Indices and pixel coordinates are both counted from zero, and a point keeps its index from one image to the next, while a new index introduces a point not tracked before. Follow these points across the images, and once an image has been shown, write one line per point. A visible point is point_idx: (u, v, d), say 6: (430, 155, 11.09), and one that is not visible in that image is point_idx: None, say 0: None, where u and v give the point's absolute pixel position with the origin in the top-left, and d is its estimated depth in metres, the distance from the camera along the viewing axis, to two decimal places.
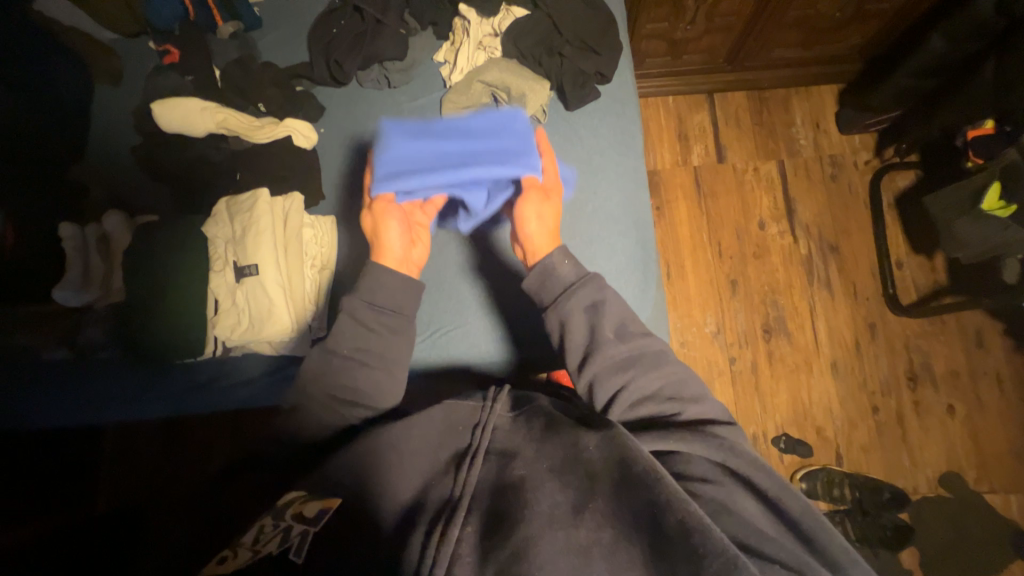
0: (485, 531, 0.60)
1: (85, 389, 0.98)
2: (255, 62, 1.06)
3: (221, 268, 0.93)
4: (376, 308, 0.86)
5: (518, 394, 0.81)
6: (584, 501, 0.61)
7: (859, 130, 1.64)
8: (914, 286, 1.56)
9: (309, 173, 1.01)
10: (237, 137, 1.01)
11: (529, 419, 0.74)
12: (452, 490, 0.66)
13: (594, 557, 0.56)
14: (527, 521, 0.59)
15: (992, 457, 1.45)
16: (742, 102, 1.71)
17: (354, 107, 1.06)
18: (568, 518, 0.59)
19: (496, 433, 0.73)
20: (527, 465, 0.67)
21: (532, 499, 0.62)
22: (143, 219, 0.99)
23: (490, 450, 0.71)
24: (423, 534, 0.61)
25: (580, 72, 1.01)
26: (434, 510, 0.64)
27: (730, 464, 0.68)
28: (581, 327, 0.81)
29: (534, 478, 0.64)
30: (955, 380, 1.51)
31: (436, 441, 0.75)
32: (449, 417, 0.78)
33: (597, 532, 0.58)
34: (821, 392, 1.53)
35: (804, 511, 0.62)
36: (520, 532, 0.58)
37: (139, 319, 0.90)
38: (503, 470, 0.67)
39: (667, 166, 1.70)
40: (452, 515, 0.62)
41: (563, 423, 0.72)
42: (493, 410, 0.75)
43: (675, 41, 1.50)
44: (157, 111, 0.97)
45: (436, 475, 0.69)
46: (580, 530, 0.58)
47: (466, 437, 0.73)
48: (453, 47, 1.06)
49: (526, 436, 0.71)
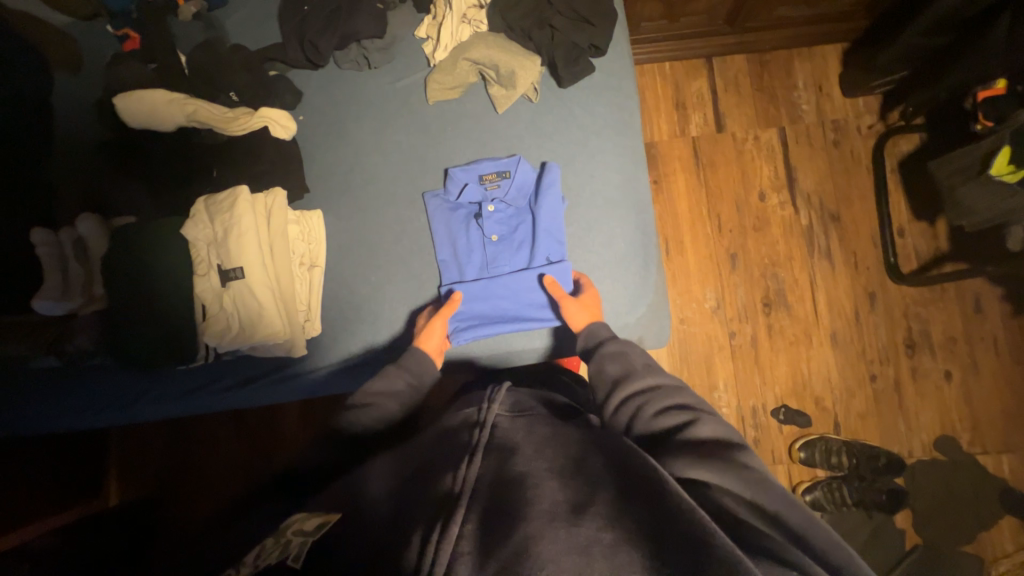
0: (483, 527, 0.54)
1: (77, 396, 0.96)
2: (223, 45, 0.99)
3: (206, 272, 0.89)
4: (405, 374, 0.85)
5: (517, 394, 0.79)
6: (586, 497, 0.56)
7: (863, 92, 1.58)
8: (915, 254, 1.54)
9: (290, 165, 0.96)
10: (210, 129, 0.96)
11: (529, 421, 0.72)
12: (450, 487, 0.59)
13: (597, 557, 0.49)
14: (527, 518, 0.53)
15: (985, 419, 1.48)
16: (741, 66, 1.64)
17: (334, 91, 1.00)
18: (568, 517, 0.53)
19: (496, 431, 0.69)
20: (528, 462, 0.62)
21: (533, 496, 0.56)
22: (119, 221, 0.94)
23: (490, 446, 0.66)
24: (421, 535, 0.53)
25: (572, 44, 0.94)
26: (435, 503, 0.57)
27: (745, 489, 0.59)
28: (615, 362, 0.82)
29: (534, 475, 0.60)
30: (953, 346, 1.51)
31: (434, 442, 0.71)
32: (447, 425, 0.74)
33: (601, 531, 0.52)
34: (820, 362, 1.54)
35: (828, 547, 0.52)
36: (520, 530, 0.52)
37: (124, 325, 0.88)
38: (502, 465, 0.62)
39: (664, 137, 1.64)
40: (451, 509, 0.55)
41: (562, 429, 0.71)
42: (491, 409, 0.73)
43: (671, 2, 1.40)
44: (119, 105, 0.92)
45: (436, 472, 0.63)
46: (582, 529, 0.52)
47: (467, 436, 0.69)
48: (435, 21, 0.99)
49: (526, 435, 0.68)
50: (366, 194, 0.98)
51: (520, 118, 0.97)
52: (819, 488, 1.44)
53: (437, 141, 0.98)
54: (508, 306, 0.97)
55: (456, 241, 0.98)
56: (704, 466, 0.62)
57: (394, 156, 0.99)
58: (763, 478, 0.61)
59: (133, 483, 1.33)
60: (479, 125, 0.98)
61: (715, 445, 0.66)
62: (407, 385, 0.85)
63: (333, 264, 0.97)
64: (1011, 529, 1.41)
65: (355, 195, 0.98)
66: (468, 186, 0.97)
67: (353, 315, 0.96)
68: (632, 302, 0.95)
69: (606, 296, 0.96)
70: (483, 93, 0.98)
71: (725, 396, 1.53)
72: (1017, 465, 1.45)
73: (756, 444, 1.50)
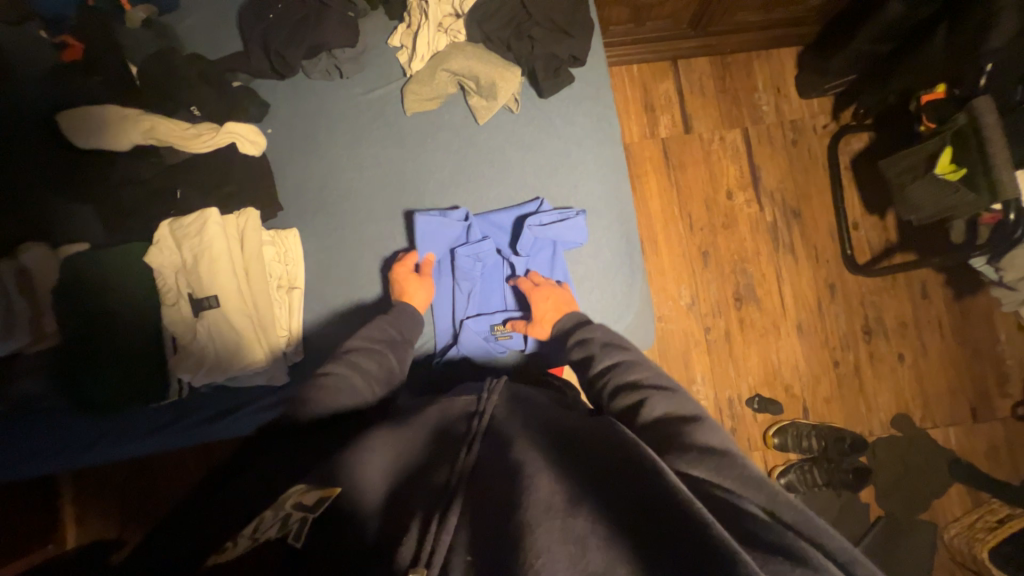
0: (474, 522, 0.51)
1: (21, 446, 0.86)
2: (179, 55, 0.93)
3: (174, 301, 0.85)
4: (394, 326, 0.86)
5: (515, 387, 0.76)
6: (584, 485, 0.52)
7: (817, 94, 1.66)
8: (868, 245, 1.64)
9: (262, 182, 0.92)
10: (169, 146, 0.89)
11: (528, 417, 0.68)
12: (448, 477, 0.57)
13: (591, 547, 0.45)
14: (523, 506, 0.49)
15: (934, 396, 1.61)
16: (705, 69, 1.69)
17: (304, 103, 0.96)
18: (564, 507, 0.49)
19: (494, 422, 0.66)
20: (524, 450, 0.59)
21: (529, 485, 0.52)
22: (71, 249, 0.87)
23: (488, 437, 0.63)
24: (419, 525, 0.51)
25: (551, 55, 0.94)
26: (429, 495, 0.55)
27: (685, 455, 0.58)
28: (577, 349, 0.82)
29: (531, 463, 0.55)
30: (904, 330, 1.63)
31: (430, 434, 0.68)
32: (429, 419, 0.72)
33: (595, 522, 0.48)
34: (789, 352, 1.62)
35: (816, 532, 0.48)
36: (514, 521, 0.48)
37: (88, 362, 0.83)
38: (500, 455, 0.59)
39: (635, 138, 1.67)
40: (448, 500, 0.53)
41: (565, 418, 0.68)
42: (489, 402, 0.69)
43: (639, 7, 1.42)
44: (64, 125, 0.86)
45: (434, 462, 0.61)
46: (577, 520, 0.48)
47: (465, 426, 0.67)
48: (410, 30, 0.97)
49: (524, 426, 0.65)
50: (340, 211, 0.94)
51: (500, 129, 0.96)
52: (793, 470, 1.53)
53: (416, 152, 0.96)
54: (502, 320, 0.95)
55: (456, 278, 0.96)
56: (671, 449, 0.59)
57: (371, 169, 0.95)
58: (731, 462, 0.57)
59: (94, 526, 1.22)
60: (459, 136, 0.96)
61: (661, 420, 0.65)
62: (398, 337, 0.86)
63: (312, 284, 0.93)
64: (958, 495, 1.54)
65: (330, 209, 0.94)
66: (483, 229, 0.96)
67: (336, 340, 0.92)
68: (619, 307, 0.96)
69: (595, 301, 0.96)
70: (462, 104, 0.97)
71: (703, 390, 1.59)
72: (962, 437, 1.59)
73: (733, 432, 1.57)
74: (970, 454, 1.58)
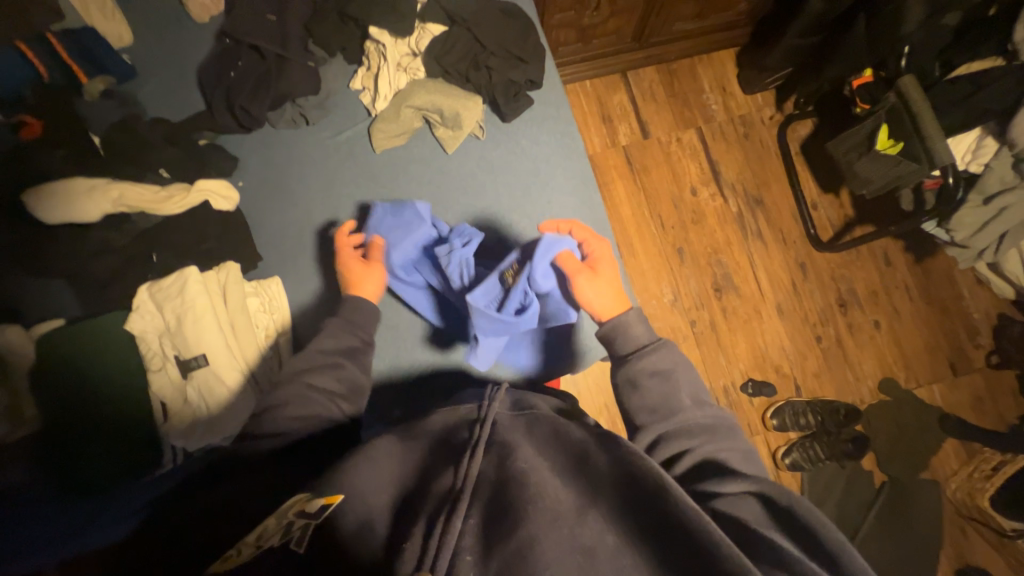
0: (483, 530, 0.50)
1: None
2: (142, 121, 0.94)
3: (160, 365, 0.85)
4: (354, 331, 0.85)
5: (516, 394, 0.74)
6: (592, 494, 0.53)
7: (760, 89, 1.77)
8: (829, 223, 1.73)
9: (238, 235, 0.92)
10: (141, 212, 0.90)
11: (530, 422, 0.66)
12: (452, 482, 0.56)
13: (598, 559, 0.47)
14: (531, 514, 0.49)
15: (914, 357, 1.68)
16: (654, 77, 1.78)
17: (273, 153, 0.97)
18: (574, 515, 0.50)
19: (495, 430, 0.64)
20: (530, 457, 0.58)
21: (537, 490, 0.53)
22: (44, 327, 0.84)
23: (491, 443, 0.61)
24: (423, 527, 0.50)
25: (509, 81, 0.99)
26: (434, 502, 0.54)
27: (754, 517, 0.56)
28: (652, 379, 0.74)
29: (537, 471, 0.56)
30: (876, 298, 1.71)
31: (432, 445, 0.67)
32: (429, 430, 0.71)
33: (604, 529, 0.49)
34: (773, 334, 1.67)
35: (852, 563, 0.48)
36: (523, 528, 0.48)
37: (73, 442, 0.79)
38: (504, 461, 0.57)
39: (597, 149, 1.73)
40: (452, 502, 0.52)
41: (568, 430, 0.64)
42: (491, 405, 0.67)
43: (584, 27, 1.50)
44: (27, 200, 0.83)
45: (437, 467, 0.60)
46: (586, 528, 0.49)
47: (467, 434, 0.64)
48: (370, 72, 1.00)
49: (528, 435, 0.63)
50: (320, 254, 0.94)
51: (469, 155, 0.99)
52: (795, 448, 1.56)
53: (389, 187, 0.98)
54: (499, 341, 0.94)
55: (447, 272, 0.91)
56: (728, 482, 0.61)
57: (347, 209, 0.96)
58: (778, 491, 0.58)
59: None
60: (430, 167, 0.99)
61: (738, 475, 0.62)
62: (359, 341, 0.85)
63: (299, 331, 0.92)
64: (953, 450, 1.59)
65: (310, 253, 0.94)
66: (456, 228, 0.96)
67: None
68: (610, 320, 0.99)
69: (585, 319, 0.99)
70: (429, 136, 1.00)
71: None
72: (945, 393, 1.66)
73: (733, 420, 1.60)
74: (957, 408, 1.64)
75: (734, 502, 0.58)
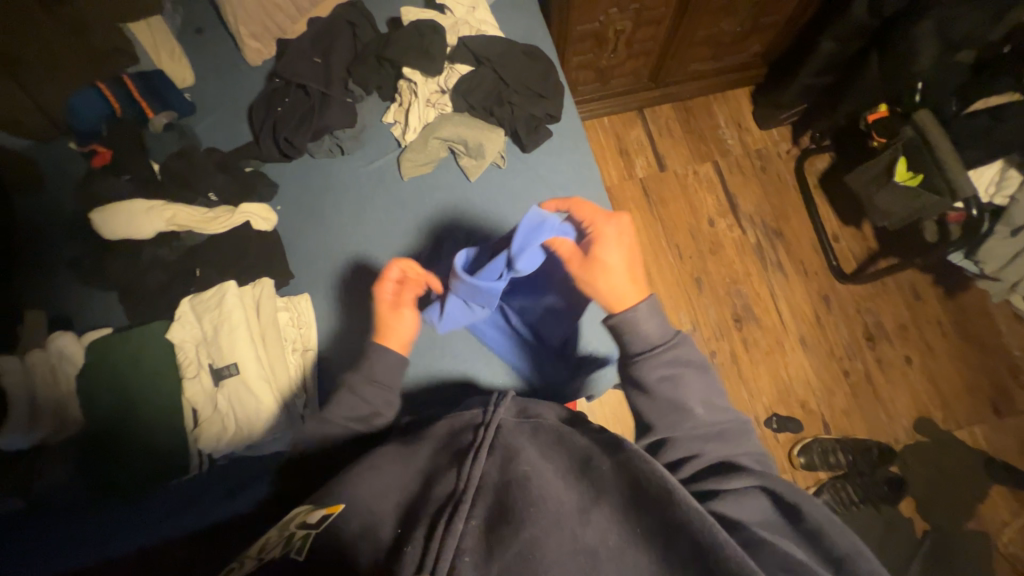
0: (486, 533, 0.53)
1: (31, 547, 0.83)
2: (197, 151, 1.04)
3: (195, 373, 0.89)
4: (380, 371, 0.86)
5: (523, 400, 0.76)
6: (597, 496, 0.58)
7: (776, 124, 1.80)
8: (852, 255, 1.71)
9: (274, 254, 0.98)
10: (190, 231, 0.98)
11: (536, 427, 0.69)
12: (454, 485, 0.59)
13: (601, 558, 0.51)
14: (533, 518, 0.53)
15: (951, 396, 1.60)
16: (670, 113, 1.84)
17: (310, 180, 1.05)
18: (578, 516, 0.55)
19: (500, 433, 0.66)
20: (534, 462, 0.61)
21: (541, 494, 0.56)
22: (94, 333, 0.91)
23: (494, 446, 0.64)
24: (426, 528, 0.53)
25: (530, 116, 1.06)
26: (435, 505, 0.57)
27: (770, 518, 0.61)
28: (664, 381, 0.73)
29: (540, 476, 0.59)
30: (906, 333, 1.66)
31: (438, 447, 0.70)
32: (434, 437, 0.73)
33: (607, 530, 0.54)
34: (798, 367, 1.63)
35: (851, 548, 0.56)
36: (526, 531, 0.52)
37: (109, 443, 0.84)
38: (507, 466, 0.61)
39: (615, 181, 1.78)
40: (455, 505, 0.56)
41: (572, 438, 0.68)
42: (497, 410, 0.70)
43: (602, 68, 1.59)
44: (94, 219, 0.93)
45: (440, 469, 0.63)
46: (588, 529, 0.54)
47: (469, 437, 0.67)
48: (402, 107, 1.08)
49: (533, 440, 0.66)
50: (349, 274, 0.99)
51: (491, 183, 1.05)
52: (826, 489, 1.48)
53: (415, 211, 1.03)
54: (513, 362, 0.98)
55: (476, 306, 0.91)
56: (740, 475, 0.66)
57: (375, 232, 1.02)
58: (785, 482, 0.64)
59: None
60: (454, 193, 1.04)
61: (753, 476, 0.66)
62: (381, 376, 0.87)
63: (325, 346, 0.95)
64: (1002, 498, 1.48)
65: (339, 273, 1.00)
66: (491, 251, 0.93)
67: None
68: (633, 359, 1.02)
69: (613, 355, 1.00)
70: (454, 165, 1.06)
71: None
72: (989, 435, 1.56)
73: None
74: (1003, 452, 1.54)
75: (753, 507, 0.61)
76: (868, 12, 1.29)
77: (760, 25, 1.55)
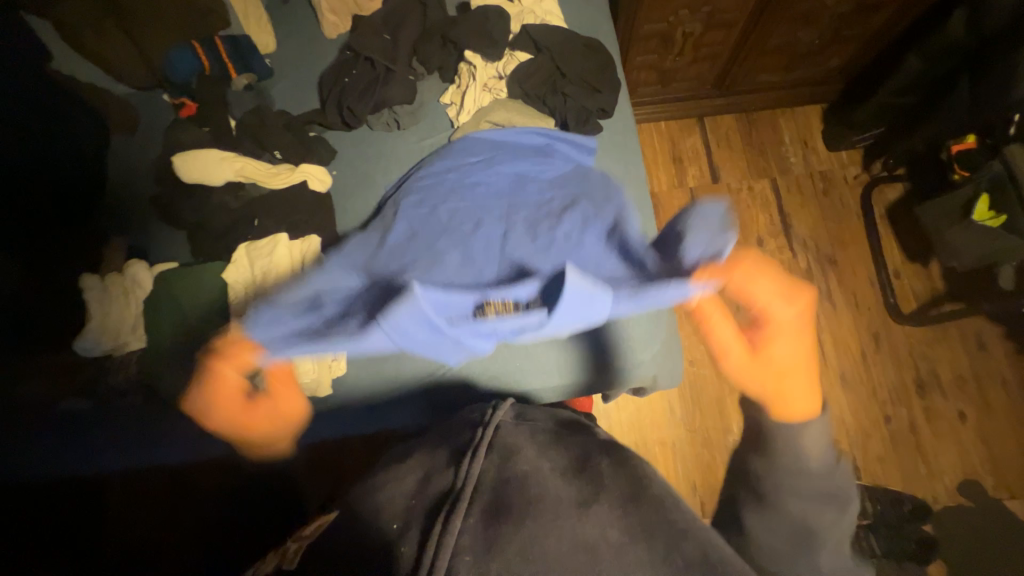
0: (486, 536, 0.48)
1: (107, 434, 0.98)
2: (269, 111, 1.13)
3: (241, 314, 0.95)
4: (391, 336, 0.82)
5: (522, 406, 0.72)
6: (597, 491, 0.53)
7: (846, 146, 1.70)
8: (913, 294, 1.59)
9: (324, 214, 1.05)
10: (254, 183, 1.09)
11: (534, 428, 0.65)
12: (449, 483, 0.55)
13: (603, 554, 0.46)
14: (532, 514, 0.49)
15: (1006, 461, 1.46)
16: (731, 124, 1.76)
17: (365, 146, 1.11)
18: (577, 510, 0.50)
19: (499, 433, 0.62)
20: (533, 459, 0.57)
21: (539, 494, 0.52)
22: (160, 265, 1.04)
23: (493, 444, 0.60)
24: (420, 531, 0.49)
25: (582, 107, 1.08)
26: (432, 501, 0.53)
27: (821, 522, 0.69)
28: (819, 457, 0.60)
29: (538, 474, 0.55)
30: (962, 385, 1.53)
31: (437, 446, 0.64)
32: (434, 442, 0.68)
33: (609, 527, 0.48)
34: (834, 403, 1.53)
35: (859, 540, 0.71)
36: (524, 526, 0.48)
37: (159, 367, 0.96)
38: (506, 463, 0.57)
39: (664, 188, 1.72)
40: (447, 502, 0.52)
41: (571, 440, 0.63)
42: (496, 412, 0.66)
43: (665, 70, 1.56)
44: (179, 163, 1.05)
45: (435, 468, 0.59)
46: (588, 524, 0.48)
47: (469, 434, 0.63)
48: (459, 89, 1.13)
49: (531, 437, 0.62)
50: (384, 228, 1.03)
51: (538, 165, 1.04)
52: None
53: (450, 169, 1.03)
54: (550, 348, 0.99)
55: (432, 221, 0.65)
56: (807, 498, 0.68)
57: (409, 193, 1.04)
58: None
59: None
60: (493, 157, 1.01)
61: None
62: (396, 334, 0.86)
63: None
64: None
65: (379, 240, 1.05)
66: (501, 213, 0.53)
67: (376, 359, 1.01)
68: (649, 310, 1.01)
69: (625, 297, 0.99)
70: None
71: None
72: None
73: None
74: None
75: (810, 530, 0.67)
76: (965, 28, 1.24)
77: (841, 37, 1.46)
